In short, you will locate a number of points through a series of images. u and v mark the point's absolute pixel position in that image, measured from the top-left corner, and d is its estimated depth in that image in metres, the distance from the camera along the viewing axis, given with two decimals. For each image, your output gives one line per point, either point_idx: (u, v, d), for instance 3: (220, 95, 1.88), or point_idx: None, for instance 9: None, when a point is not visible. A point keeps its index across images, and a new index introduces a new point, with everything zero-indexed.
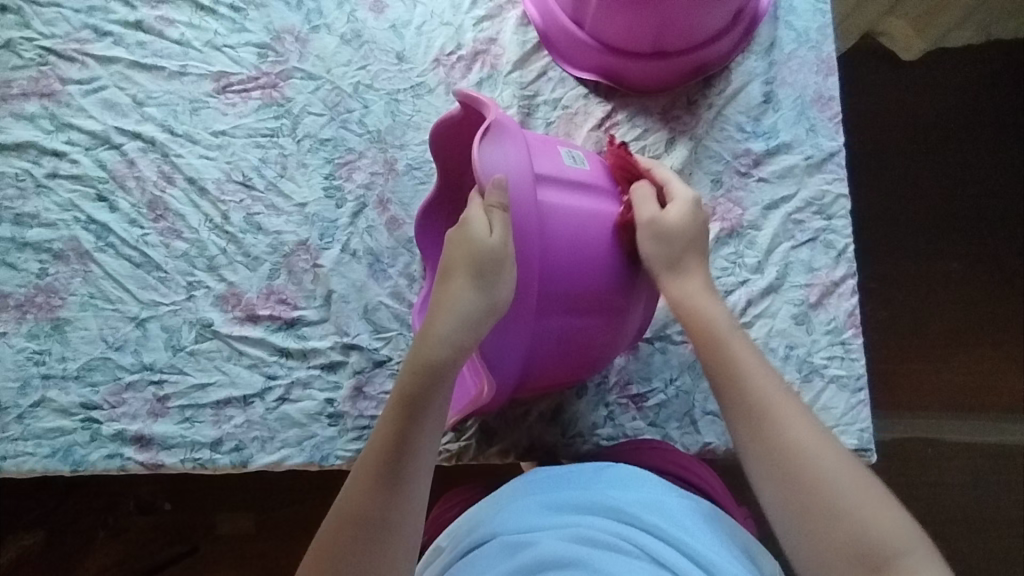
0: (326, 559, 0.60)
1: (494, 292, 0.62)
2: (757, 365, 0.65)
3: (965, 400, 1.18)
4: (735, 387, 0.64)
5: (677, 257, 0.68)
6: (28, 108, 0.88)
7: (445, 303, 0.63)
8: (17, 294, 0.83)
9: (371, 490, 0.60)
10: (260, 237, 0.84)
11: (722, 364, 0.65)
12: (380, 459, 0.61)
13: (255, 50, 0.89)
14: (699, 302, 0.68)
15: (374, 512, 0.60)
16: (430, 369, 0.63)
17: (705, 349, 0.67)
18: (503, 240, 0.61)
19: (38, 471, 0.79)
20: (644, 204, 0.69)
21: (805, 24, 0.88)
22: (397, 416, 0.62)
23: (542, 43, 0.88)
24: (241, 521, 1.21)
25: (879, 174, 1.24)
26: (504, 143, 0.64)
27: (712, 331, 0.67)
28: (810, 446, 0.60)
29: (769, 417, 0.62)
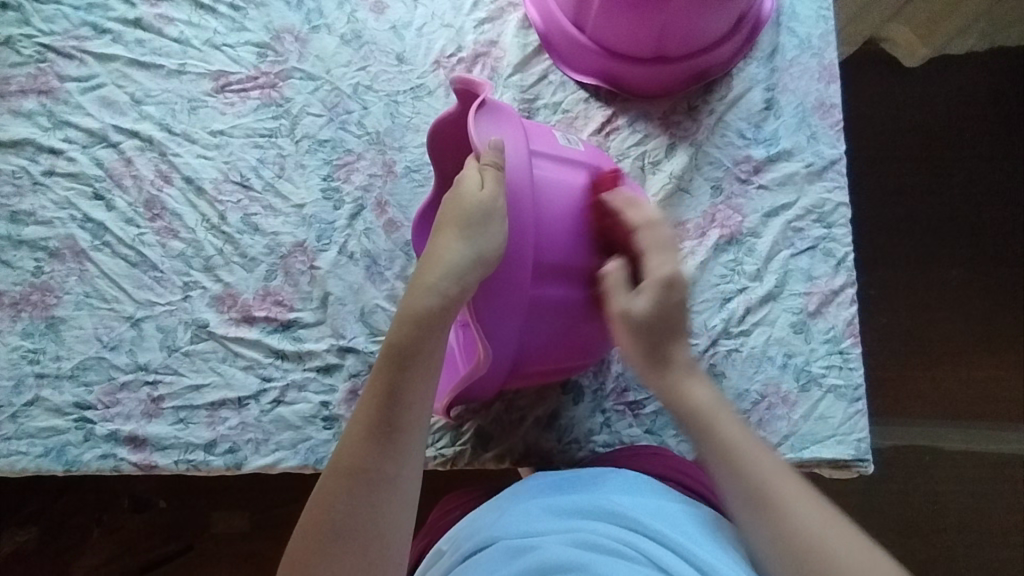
0: (324, 510, 0.59)
1: (483, 244, 0.61)
2: (733, 418, 0.64)
3: (963, 410, 1.18)
4: (714, 445, 0.62)
5: (668, 334, 0.65)
6: (26, 105, 0.87)
7: (436, 257, 0.62)
8: (12, 292, 0.83)
9: (366, 439, 0.60)
10: (257, 238, 0.84)
11: (697, 422, 0.64)
12: (373, 408, 0.61)
13: (254, 50, 0.89)
14: (684, 386, 0.65)
15: (371, 460, 0.59)
16: (420, 318, 0.62)
17: (680, 407, 0.65)
18: (494, 195, 0.62)
19: (30, 471, 0.78)
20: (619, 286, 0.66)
21: (808, 31, 0.87)
22: (388, 366, 0.62)
23: (543, 46, 0.87)
24: (237, 519, 1.20)
25: (879, 181, 1.24)
26: (498, 116, 0.66)
27: (693, 407, 0.64)
28: (784, 498, 0.59)
29: (765, 494, 0.59)
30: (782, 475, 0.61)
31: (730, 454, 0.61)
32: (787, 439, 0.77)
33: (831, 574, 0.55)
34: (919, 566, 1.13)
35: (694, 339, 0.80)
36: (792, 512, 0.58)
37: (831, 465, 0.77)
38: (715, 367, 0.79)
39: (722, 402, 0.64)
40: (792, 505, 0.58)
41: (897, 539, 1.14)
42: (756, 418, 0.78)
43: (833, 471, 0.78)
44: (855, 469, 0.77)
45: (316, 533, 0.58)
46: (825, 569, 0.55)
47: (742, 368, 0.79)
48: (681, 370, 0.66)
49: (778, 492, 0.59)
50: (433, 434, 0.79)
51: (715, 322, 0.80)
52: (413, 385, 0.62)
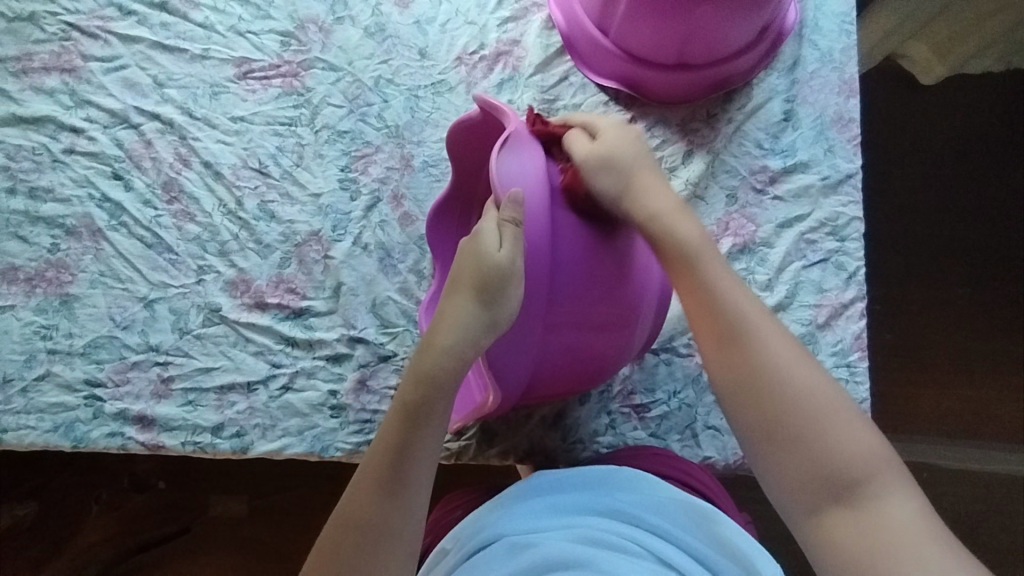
0: (330, 560, 0.60)
1: (497, 309, 0.61)
2: (717, 259, 0.65)
3: (963, 429, 1.18)
4: (692, 270, 0.65)
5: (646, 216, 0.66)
6: (48, 82, 0.88)
7: (448, 317, 0.63)
8: (28, 268, 0.83)
9: (373, 495, 0.61)
10: (273, 225, 0.85)
11: (685, 256, 0.65)
12: (380, 464, 0.62)
13: (278, 38, 0.89)
14: (668, 223, 0.66)
15: (376, 518, 0.60)
16: (430, 378, 0.62)
17: (667, 242, 0.65)
18: (511, 256, 0.60)
19: (39, 445, 0.79)
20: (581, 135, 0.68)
21: (830, 44, 0.87)
22: (398, 423, 0.62)
23: (566, 47, 0.88)
24: (235, 504, 1.21)
25: (891, 197, 1.24)
26: (520, 154, 0.62)
27: (676, 244, 0.65)
28: (774, 360, 0.60)
29: (744, 352, 0.61)
30: (779, 339, 0.62)
31: (706, 310, 0.63)
32: None
33: (807, 425, 0.58)
34: None
35: None
36: (778, 371, 0.60)
37: None
38: None
39: (707, 238, 0.65)
40: (808, 395, 0.59)
41: None
42: None
43: None
44: None
45: None
46: (794, 421, 0.59)
47: None
48: (663, 216, 0.66)
49: (795, 378, 0.60)
50: None
51: None
52: (421, 444, 0.62)
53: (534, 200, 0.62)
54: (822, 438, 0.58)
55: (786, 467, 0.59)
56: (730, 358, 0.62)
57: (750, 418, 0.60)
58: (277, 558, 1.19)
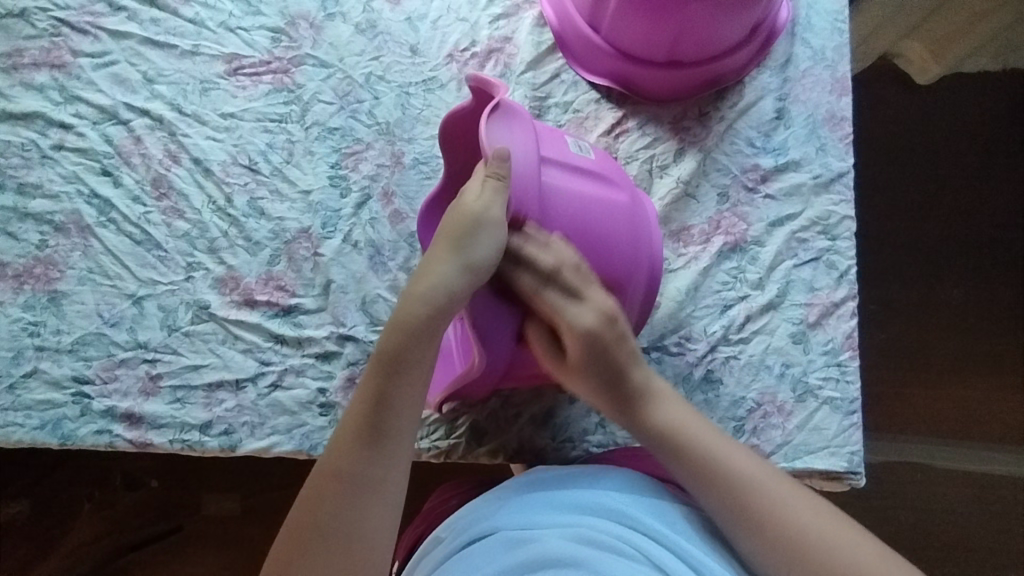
0: (309, 512, 0.60)
1: (472, 259, 0.62)
2: (679, 403, 0.68)
3: (958, 429, 1.18)
4: (669, 445, 0.66)
5: (609, 360, 0.66)
6: (37, 78, 0.88)
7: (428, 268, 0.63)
8: (16, 264, 0.83)
9: (354, 444, 0.61)
10: (263, 222, 0.84)
11: (664, 442, 0.66)
12: (361, 413, 0.62)
13: (268, 34, 0.89)
14: (630, 366, 0.67)
15: (356, 467, 0.61)
16: (408, 327, 0.63)
17: (647, 433, 0.67)
18: (488, 208, 0.62)
19: (25, 442, 0.78)
20: (546, 342, 0.69)
21: (822, 43, 0.87)
22: (378, 374, 0.63)
23: (557, 45, 0.87)
24: (227, 503, 1.21)
25: (885, 197, 1.24)
26: (511, 117, 0.65)
27: (639, 403, 0.68)
28: (727, 458, 0.64)
29: (710, 474, 0.63)
30: (745, 461, 0.64)
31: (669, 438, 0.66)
32: (781, 448, 0.77)
33: (769, 508, 0.61)
34: None
35: (693, 343, 0.80)
36: (734, 467, 0.63)
37: (822, 476, 0.77)
38: (712, 373, 0.79)
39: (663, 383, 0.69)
40: (756, 478, 0.63)
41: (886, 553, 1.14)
42: (751, 426, 0.78)
43: (825, 482, 0.79)
44: (846, 482, 0.78)
45: (300, 532, 0.60)
46: (753, 503, 0.61)
47: (739, 375, 0.79)
48: (637, 385, 0.68)
49: (746, 470, 0.63)
50: (428, 426, 0.79)
51: (714, 328, 0.80)
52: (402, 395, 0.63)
53: (520, 162, 0.65)
54: (769, 508, 0.61)
55: (770, 553, 0.60)
56: (694, 465, 0.64)
57: (724, 511, 0.62)
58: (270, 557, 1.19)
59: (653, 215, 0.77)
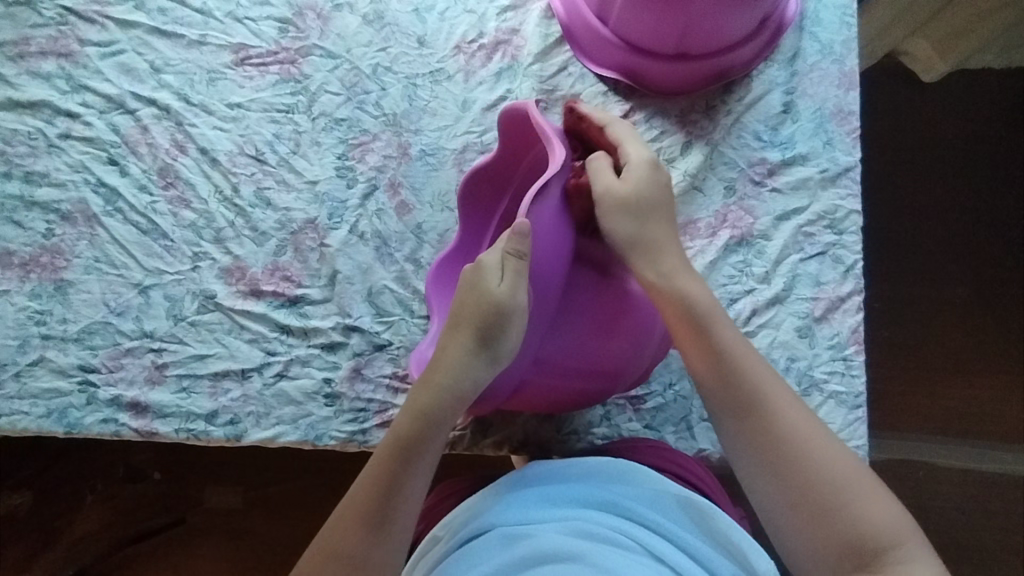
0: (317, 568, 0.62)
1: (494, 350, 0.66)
2: (736, 335, 0.67)
3: (962, 427, 1.18)
4: (718, 369, 0.65)
5: (646, 245, 0.68)
6: (45, 67, 0.88)
7: (443, 357, 0.66)
8: (22, 253, 0.83)
9: (362, 518, 0.63)
10: (269, 212, 0.84)
11: (716, 363, 0.65)
12: (371, 485, 0.64)
13: (276, 24, 0.89)
14: (681, 283, 0.67)
15: (362, 539, 0.62)
16: (428, 415, 0.65)
17: (699, 352, 0.66)
18: (512, 291, 0.64)
19: (31, 430, 0.79)
20: (605, 159, 0.70)
21: (830, 36, 0.87)
22: (394, 454, 0.65)
23: (565, 37, 0.87)
24: (230, 495, 1.21)
25: (891, 193, 1.24)
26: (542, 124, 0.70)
27: (702, 333, 0.66)
28: (776, 403, 0.63)
29: (760, 413, 0.63)
30: (797, 411, 0.63)
31: (722, 367, 0.65)
32: None
33: (809, 468, 0.61)
34: None
35: None
36: (785, 417, 0.63)
37: None
38: None
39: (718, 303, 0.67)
40: (797, 440, 0.62)
41: None
42: None
43: None
44: None
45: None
46: (795, 458, 0.61)
47: None
48: (688, 307, 0.67)
49: (792, 424, 0.62)
50: None
51: None
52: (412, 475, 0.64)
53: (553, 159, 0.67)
54: (808, 470, 0.61)
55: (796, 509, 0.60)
56: (740, 405, 0.64)
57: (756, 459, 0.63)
58: (271, 549, 1.19)
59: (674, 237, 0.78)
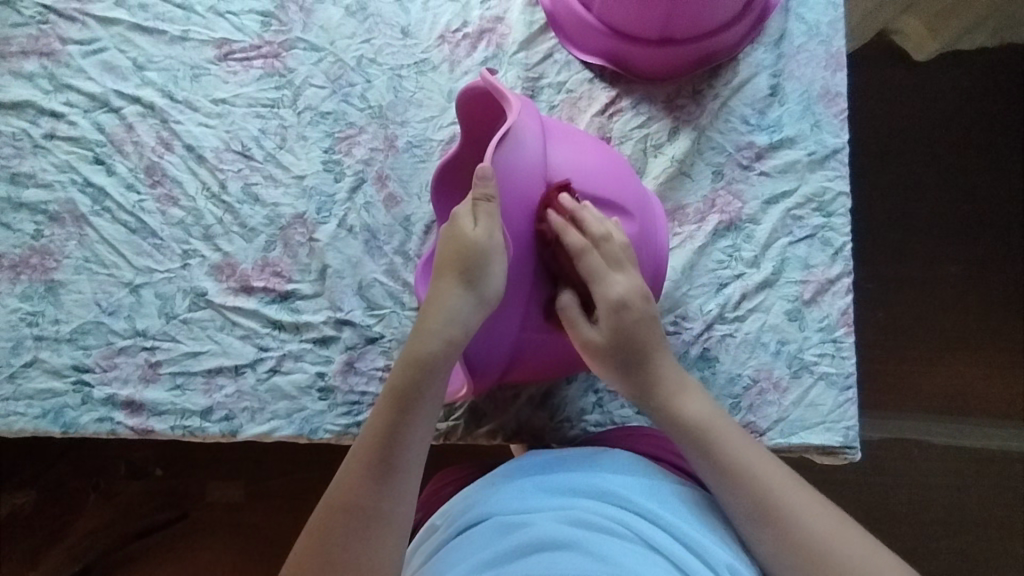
0: (318, 545, 0.59)
1: (482, 289, 0.63)
2: (731, 426, 0.66)
3: (956, 404, 1.19)
4: (710, 452, 0.64)
5: (636, 347, 0.67)
6: (27, 67, 0.87)
7: (437, 302, 0.64)
8: (12, 255, 0.83)
9: (362, 478, 0.60)
10: (257, 208, 0.84)
11: (701, 436, 0.65)
12: (368, 447, 0.61)
13: (258, 18, 0.88)
14: (677, 400, 0.67)
15: (364, 500, 0.60)
16: (421, 362, 0.63)
17: (679, 425, 0.66)
18: (488, 231, 0.63)
19: (28, 431, 0.79)
20: (580, 320, 0.67)
21: (817, 17, 0.86)
22: (390, 407, 0.63)
23: (549, 24, 0.87)
24: (232, 490, 1.22)
25: (881, 174, 1.24)
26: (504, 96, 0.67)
27: (690, 423, 0.66)
28: (790, 494, 0.61)
29: (770, 506, 0.61)
30: (815, 512, 0.60)
31: (722, 464, 0.63)
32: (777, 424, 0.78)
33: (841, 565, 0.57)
34: (912, 560, 1.15)
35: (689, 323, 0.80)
36: (803, 514, 0.60)
37: (819, 451, 0.78)
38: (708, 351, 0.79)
39: (721, 413, 0.66)
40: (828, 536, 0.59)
41: (887, 529, 1.15)
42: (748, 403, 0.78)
43: (821, 457, 0.79)
44: (841, 457, 0.78)
45: (309, 561, 0.58)
46: (827, 566, 0.58)
47: (735, 353, 0.80)
48: (674, 391, 0.67)
49: (814, 522, 0.60)
50: None
51: (710, 307, 0.80)
52: (408, 427, 0.62)
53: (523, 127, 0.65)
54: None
55: None
56: (757, 509, 0.61)
57: (788, 560, 0.59)
58: (274, 542, 1.20)
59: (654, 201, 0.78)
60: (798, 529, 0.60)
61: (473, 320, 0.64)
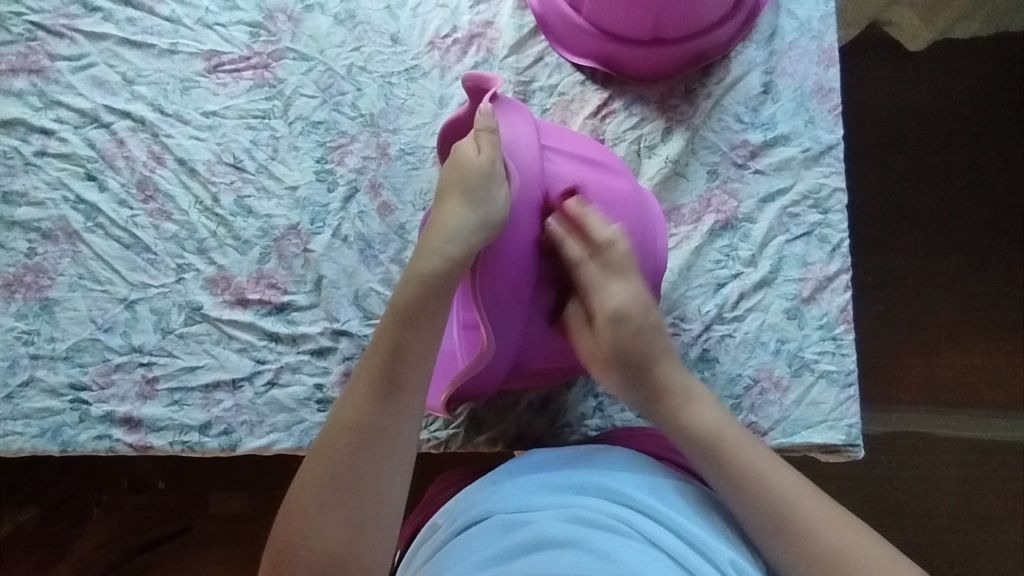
0: (326, 456, 0.61)
1: (483, 208, 0.62)
2: (739, 431, 0.65)
3: (958, 395, 1.18)
4: (720, 460, 0.63)
5: (638, 360, 0.67)
6: (16, 84, 0.87)
7: (440, 222, 0.64)
8: (6, 274, 0.83)
9: (369, 392, 0.62)
10: (251, 220, 0.84)
11: (709, 444, 0.64)
12: (375, 363, 0.63)
13: (247, 29, 0.88)
14: (686, 408, 0.66)
15: (372, 414, 0.61)
16: (423, 281, 0.63)
17: (687, 434, 0.65)
18: (490, 159, 0.63)
19: (26, 451, 0.79)
20: (582, 327, 0.69)
21: (808, 13, 0.86)
22: (394, 324, 0.63)
23: (539, 27, 0.86)
24: (234, 502, 1.22)
25: (877, 168, 1.23)
26: (510, 110, 0.67)
27: (701, 434, 0.65)
28: (801, 502, 0.61)
29: (786, 521, 0.60)
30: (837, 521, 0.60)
31: (725, 465, 0.63)
32: (779, 424, 0.77)
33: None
34: (920, 553, 1.14)
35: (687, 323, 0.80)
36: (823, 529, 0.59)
37: (822, 450, 0.77)
38: (707, 352, 0.79)
39: (727, 419, 0.65)
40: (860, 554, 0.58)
41: (892, 523, 1.14)
42: (748, 403, 0.78)
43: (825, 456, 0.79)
44: (844, 454, 0.78)
45: (319, 472, 0.60)
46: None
47: (734, 353, 0.79)
48: (679, 402, 0.66)
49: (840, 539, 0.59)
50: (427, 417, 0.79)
51: (708, 307, 0.80)
52: (415, 345, 0.63)
53: (521, 139, 0.66)
54: None
55: None
56: (778, 523, 0.60)
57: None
58: None
59: (655, 208, 0.77)
60: (813, 530, 0.59)
61: (476, 240, 0.62)
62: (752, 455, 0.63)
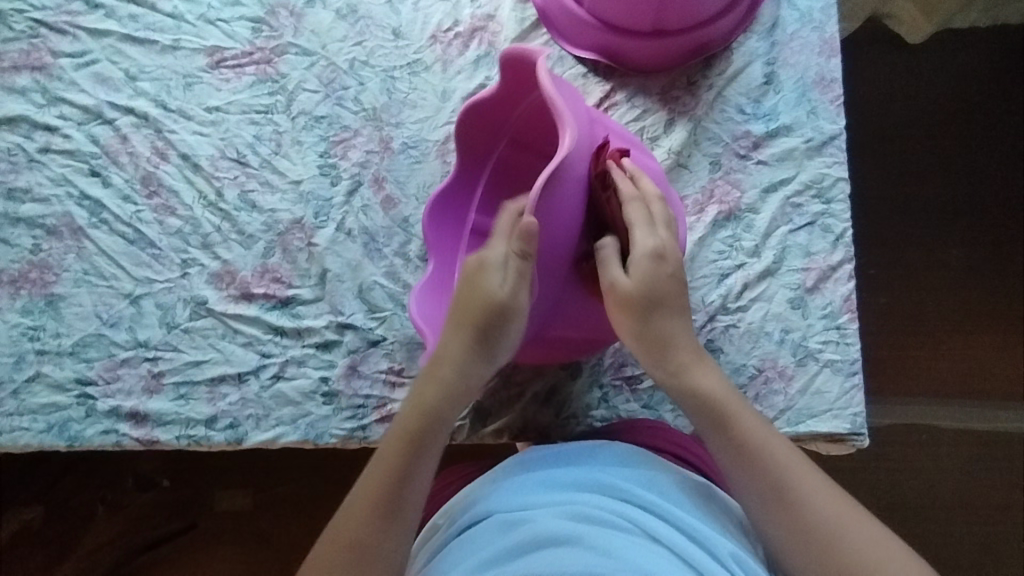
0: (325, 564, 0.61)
1: (492, 349, 0.65)
2: (741, 403, 0.64)
3: (960, 387, 1.18)
4: (723, 425, 0.63)
5: (660, 302, 0.64)
6: (19, 81, 0.87)
7: (448, 354, 0.66)
8: (11, 270, 0.83)
9: (369, 516, 0.61)
10: (254, 215, 0.84)
11: (711, 412, 0.64)
12: (379, 483, 0.62)
13: (249, 24, 0.88)
14: (692, 372, 0.65)
15: (368, 535, 0.61)
16: (424, 439, 0.64)
17: (690, 398, 0.64)
18: (513, 292, 0.63)
19: (33, 446, 0.79)
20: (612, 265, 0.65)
21: (809, 4, 0.86)
22: (401, 453, 0.64)
23: (541, 20, 0.86)
24: (239, 498, 1.22)
25: (879, 160, 1.24)
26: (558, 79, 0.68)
27: (705, 398, 0.64)
28: (795, 476, 0.60)
29: (781, 492, 0.60)
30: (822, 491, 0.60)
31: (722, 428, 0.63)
32: (784, 413, 0.77)
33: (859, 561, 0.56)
34: (925, 545, 1.14)
35: (692, 314, 0.80)
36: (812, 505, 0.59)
37: (826, 439, 0.78)
38: (712, 342, 0.79)
39: (733, 392, 0.64)
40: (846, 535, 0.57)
41: (897, 515, 1.15)
42: (753, 392, 0.78)
43: (830, 445, 0.79)
44: (849, 443, 0.78)
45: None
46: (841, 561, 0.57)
47: (739, 343, 0.79)
48: (689, 360, 0.65)
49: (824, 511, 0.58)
50: None
51: (712, 297, 0.80)
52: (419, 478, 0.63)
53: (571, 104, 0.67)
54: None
55: None
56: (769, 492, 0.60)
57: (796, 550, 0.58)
58: (282, 549, 1.20)
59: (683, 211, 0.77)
60: (808, 504, 0.59)
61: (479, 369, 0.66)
62: (754, 422, 0.62)
